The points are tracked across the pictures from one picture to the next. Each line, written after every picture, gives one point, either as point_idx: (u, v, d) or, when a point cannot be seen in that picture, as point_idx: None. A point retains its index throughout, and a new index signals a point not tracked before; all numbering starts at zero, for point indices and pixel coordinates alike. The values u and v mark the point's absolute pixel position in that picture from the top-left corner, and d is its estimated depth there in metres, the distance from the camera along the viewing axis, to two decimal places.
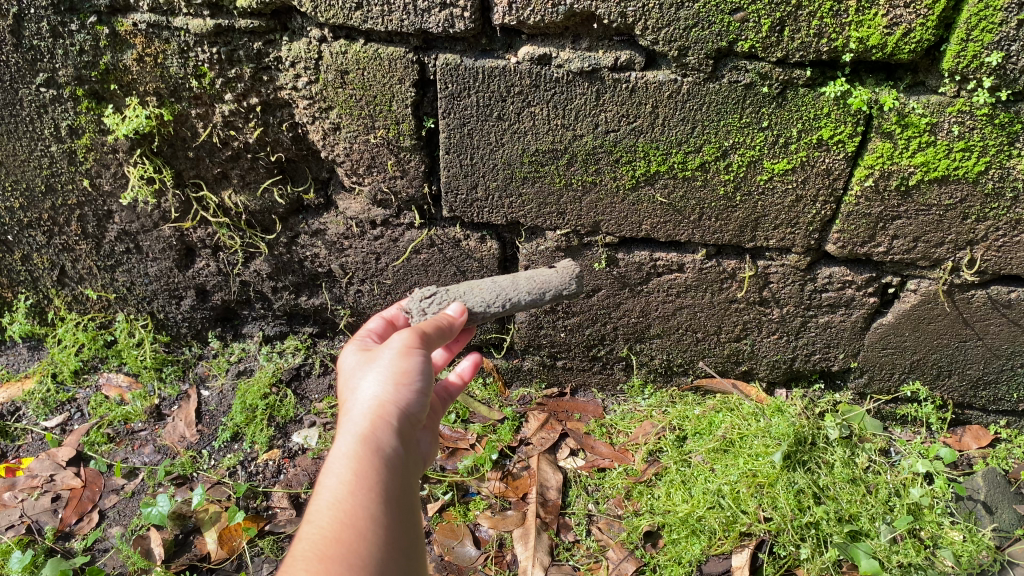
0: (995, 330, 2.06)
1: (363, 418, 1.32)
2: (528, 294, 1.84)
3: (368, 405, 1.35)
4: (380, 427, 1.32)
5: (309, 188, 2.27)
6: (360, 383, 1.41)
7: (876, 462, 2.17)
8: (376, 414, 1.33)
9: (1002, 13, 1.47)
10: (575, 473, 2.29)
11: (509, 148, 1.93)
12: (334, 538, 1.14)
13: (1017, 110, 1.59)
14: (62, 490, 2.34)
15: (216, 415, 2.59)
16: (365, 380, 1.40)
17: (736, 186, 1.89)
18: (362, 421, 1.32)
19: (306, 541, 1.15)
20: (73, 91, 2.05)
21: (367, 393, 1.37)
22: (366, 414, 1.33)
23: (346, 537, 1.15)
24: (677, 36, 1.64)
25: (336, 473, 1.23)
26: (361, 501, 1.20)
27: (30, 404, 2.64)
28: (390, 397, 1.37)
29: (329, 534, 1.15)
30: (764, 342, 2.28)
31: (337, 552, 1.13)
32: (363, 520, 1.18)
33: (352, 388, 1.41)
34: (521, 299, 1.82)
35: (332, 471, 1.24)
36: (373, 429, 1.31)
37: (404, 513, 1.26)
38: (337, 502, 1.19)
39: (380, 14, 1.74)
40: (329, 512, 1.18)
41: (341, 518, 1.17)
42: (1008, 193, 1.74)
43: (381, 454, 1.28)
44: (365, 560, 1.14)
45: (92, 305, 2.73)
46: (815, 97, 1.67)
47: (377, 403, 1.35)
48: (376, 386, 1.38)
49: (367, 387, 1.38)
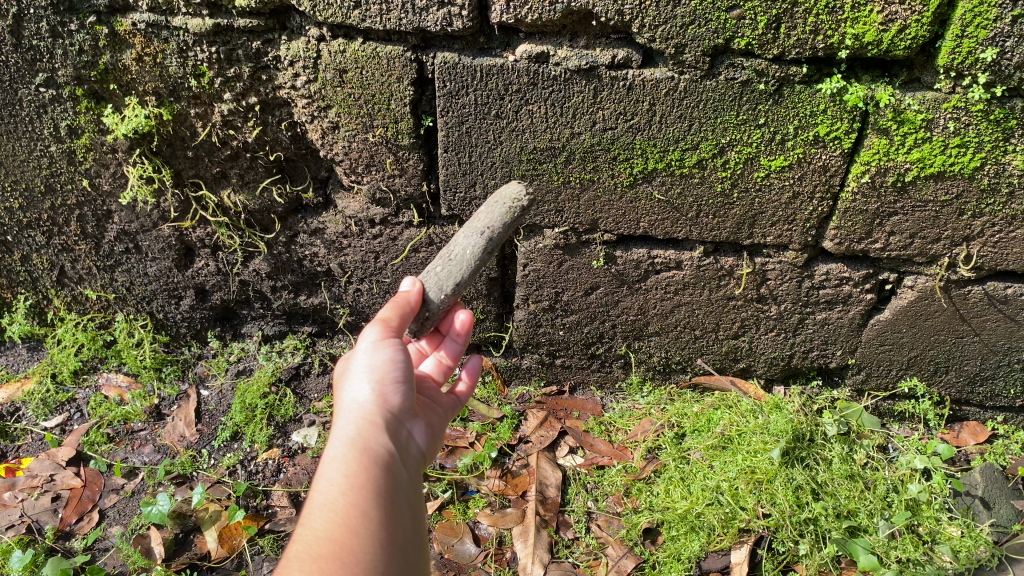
0: (992, 325, 2.07)
1: (352, 420, 1.33)
2: (472, 236, 1.65)
3: (356, 407, 1.36)
4: (369, 427, 1.33)
5: (308, 187, 2.28)
6: (347, 388, 1.41)
7: (875, 458, 2.18)
8: (363, 416, 1.34)
9: (996, 9, 1.48)
10: (574, 471, 2.29)
11: (507, 146, 1.94)
12: (329, 538, 1.15)
13: (1012, 106, 1.61)
14: (62, 490, 2.34)
15: (216, 415, 2.59)
16: (351, 384, 1.41)
17: (733, 182, 1.89)
18: (351, 424, 1.33)
19: (302, 544, 1.15)
20: (72, 90, 2.06)
21: (354, 397, 1.38)
22: (354, 417, 1.34)
23: (341, 535, 1.15)
24: (674, 33, 1.65)
25: (328, 476, 1.24)
26: (354, 500, 1.21)
27: (30, 404, 2.65)
28: (376, 397, 1.38)
29: (324, 535, 1.15)
30: (762, 338, 2.29)
31: (332, 551, 1.13)
32: (356, 517, 1.19)
33: (340, 393, 1.42)
34: (464, 247, 1.63)
35: (323, 474, 1.24)
36: (361, 430, 1.32)
37: (398, 508, 1.27)
38: (330, 502, 1.19)
39: (379, 13, 1.75)
40: (323, 513, 1.18)
41: (335, 518, 1.17)
42: (1004, 188, 1.75)
43: (372, 452, 1.29)
44: (361, 557, 1.15)
45: (92, 305, 2.73)
46: (811, 94, 1.68)
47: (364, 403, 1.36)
48: (362, 388, 1.39)
49: (353, 391, 1.39)
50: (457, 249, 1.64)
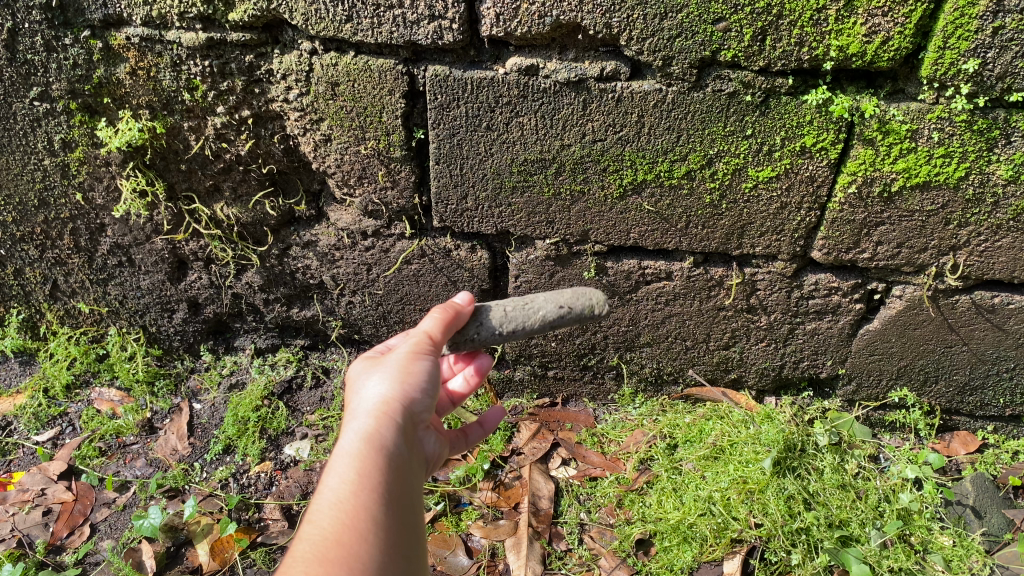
0: (980, 335, 2.08)
1: (368, 418, 1.32)
2: (545, 298, 1.62)
3: (374, 404, 1.35)
4: (386, 427, 1.33)
5: (301, 200, 2.30)
6: (364, 385, 1.41)
7: (865, 468, 2.19)
8: (380, 415, 1.34)
9: (977, 21, 1.51)
10: (567, 482, 2.28)
11: (498, 158, 1.95)
12: (335, 539, 1.15)
13: (994, 117, 1.63)
14: (53, 504, 2.32)
15: (209, 428, 2.58)
16: (370, 380, 1.41)
17: (721, 194, 1.91)
18: (367, 420, 1.32)
19: (307, 542, 1.15)
20: (66, 104, 2.07)
21: (373, 392, 1.38)
22: (371, 413, 1.33)
23: (347, 538, 1.15)
24: (662, 45, 1.67)
25: (339, 472, 1.23)
26: (363, 502, 1.20)
27: (21, 419, 2.62)
28: (396, 398, 1.37)
29: (330, 535, 1.15)
30: (752, 349, 2.29)
31: (337, 555, 1.13)
32: (363, 521, 1.18)
33: (358, 389, 1.42)
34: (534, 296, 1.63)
35: (335, 470, 1.24)
36: (378, 428, 1.31)
37: (405, 514, 1.26)
38: (339, 501, 1.19)
39: (370, 27, 1.77)
40: (331, 513, 1.18)
41: (343, 519, 1.17)
42: (988, 198, 1.77)
43: (386, 453, 1.29)
44: (364, 563, 1.15)
45: (84, 319, 2.72)
46: (797, 105, 1.70)
47: (383, 403, 1.36)
48: (382, 387, 1.38)
49: (372, 388, 1.39)
50: (537, 303, 1.61)
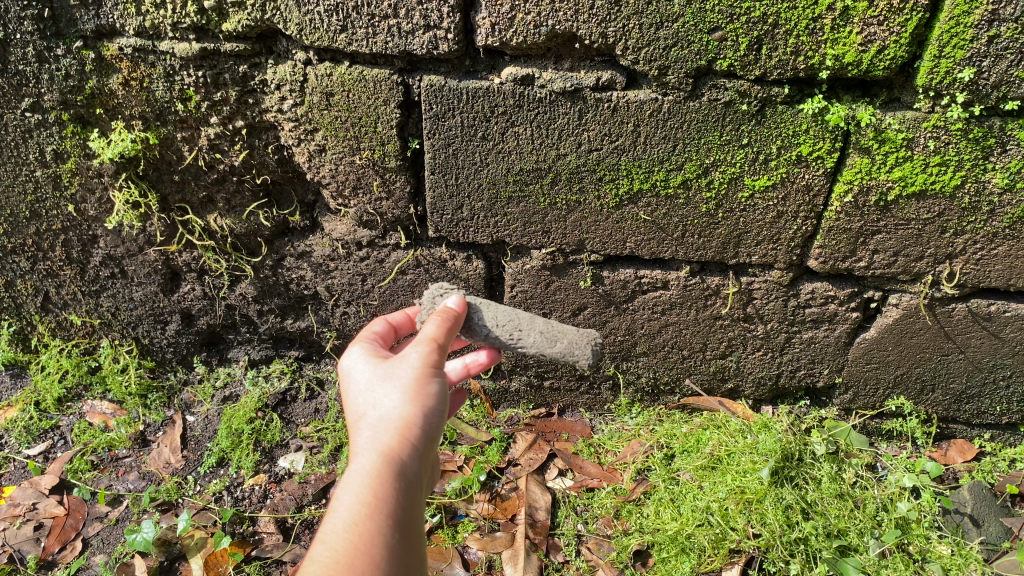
0: (976, 343, 2.08)
1: (384, 436, 1.28)
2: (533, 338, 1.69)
3: (391, 421, 1.30)
4: (402, 447, 1.29)
5: (295, 210, 2.28)
6: (378, 398, 1.35)
7: (864, 477, 2.18)
8: (397, 434, 1.29)
9: (973, 30, 1.51)
10: (563, 493, 2.27)
11: (494, 168, 1.94)
12: (346, 563, 1.14)
13: (990, 125, 1.63)
14: (45, 519, 2.28)
15: (202, 441, 2.55)
16: (384, 392, 1.35)
17: (717, 203, 1.91)
18: (384, 438, 1.28)
19: (318, 564, 1.13)
20: (58, 115, 2.05)
21: (389, 407, 1.33)
22: (388, 431, 1.29)
23: (359, 563, 1.15)
24: (657, 55, 1.67)
25: (352, 492, 1.21)
26: (376, 527, 1.19)
27: (12, 432, 2.59)
28: (413, 417, 1.32)
29: (343, 560, 1.14)
30: (749, 358, 2.29)
31: None
32: (376, 547, 1.17)
33: (370, 399, 1.37)
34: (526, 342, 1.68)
35: (348, 489, 1.22)
36: (394, 449, 1.27)
37: (413, 540, 1.25)
38: (352, 523, 1.18)
39: (365, 37, 1.76)
40: (344, 535, 1.17)
41: (354, 542, 1.16)
42: (985, 206, 1.77)
43: (402, 475, 1.26)
44: None
45: (76, 331, 2.69)
46: (793, 114, 1.71)
47: (401, 421, 1.31)
48: (397, 402, 1.33)
49: (387, 401, 1.34)
50: (525, 339, 1.68)
